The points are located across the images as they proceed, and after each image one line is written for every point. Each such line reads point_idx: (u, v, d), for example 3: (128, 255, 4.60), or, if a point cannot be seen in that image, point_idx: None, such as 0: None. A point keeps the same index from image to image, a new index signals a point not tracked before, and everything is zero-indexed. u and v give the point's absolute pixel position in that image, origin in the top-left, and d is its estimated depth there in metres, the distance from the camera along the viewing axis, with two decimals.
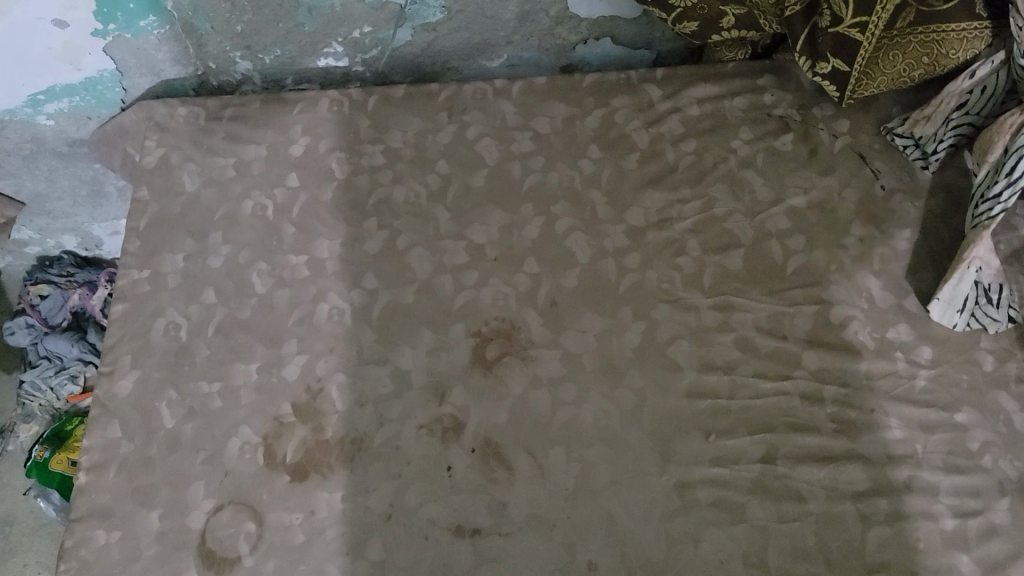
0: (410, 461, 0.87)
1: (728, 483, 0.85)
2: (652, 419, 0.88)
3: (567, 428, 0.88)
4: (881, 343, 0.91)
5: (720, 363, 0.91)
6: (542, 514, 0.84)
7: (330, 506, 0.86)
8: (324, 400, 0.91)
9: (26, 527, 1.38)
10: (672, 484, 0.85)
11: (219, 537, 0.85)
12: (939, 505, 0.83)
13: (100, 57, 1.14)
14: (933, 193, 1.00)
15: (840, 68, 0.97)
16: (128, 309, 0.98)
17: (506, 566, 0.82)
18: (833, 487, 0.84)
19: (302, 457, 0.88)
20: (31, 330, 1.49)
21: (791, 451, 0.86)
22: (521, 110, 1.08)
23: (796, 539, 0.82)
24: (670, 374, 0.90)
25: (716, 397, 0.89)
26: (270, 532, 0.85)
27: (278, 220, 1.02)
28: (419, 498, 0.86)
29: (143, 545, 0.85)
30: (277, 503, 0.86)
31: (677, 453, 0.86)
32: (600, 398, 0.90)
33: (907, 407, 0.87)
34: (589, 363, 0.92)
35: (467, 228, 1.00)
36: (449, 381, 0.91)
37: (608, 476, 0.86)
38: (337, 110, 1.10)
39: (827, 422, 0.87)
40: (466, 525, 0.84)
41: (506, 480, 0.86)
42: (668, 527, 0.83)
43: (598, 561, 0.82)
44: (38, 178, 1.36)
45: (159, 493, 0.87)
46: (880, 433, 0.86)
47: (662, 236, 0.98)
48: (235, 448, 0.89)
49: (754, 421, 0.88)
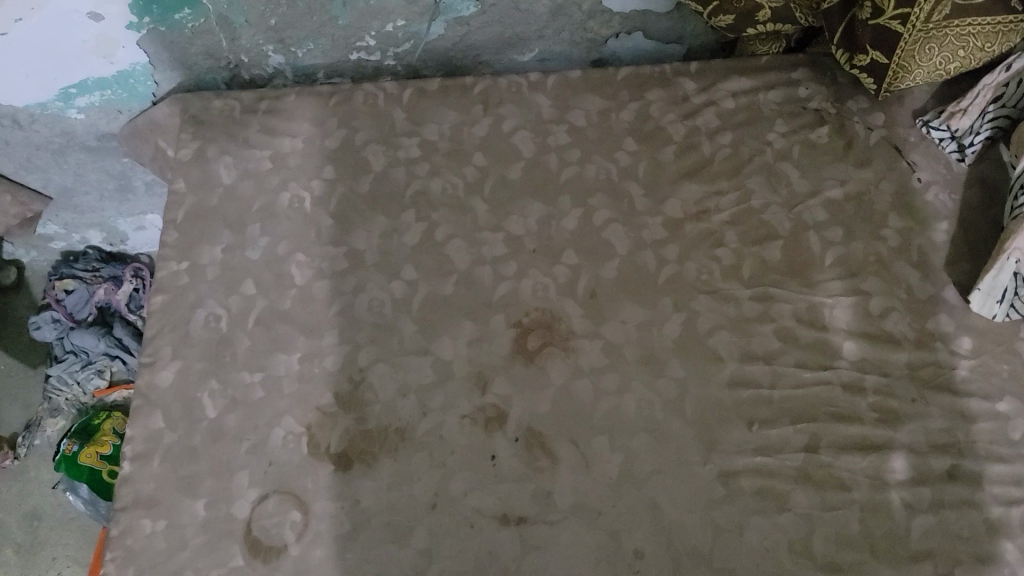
0: (454, 451, 0.88)
1: (773, 472, 0.85)
2: (695, 409, 0.89)
3: (610, 417, 0.89)
4: (921, 334, 0.91)
5: (761, 353, 0.91)
6: (587, 502, 0.85)
7: (374, 495, 0.86)
8: (366, 390, 0.91)
9: (56, 520, 1.39)
10: (716, 473, 0.85)
11: (264, 526, 0.85)
12: (983, 493, 0.83)
13: (133, 50, 1.14)
14: (969, 186, 1.01)
15: (879, 60, 0.97)
16: (167, 300, 0.98)
17: (553, 554, 0.82)
18: (876, 475, 0.84)
19: (346, 446, 0.88)
20: (57, 324, 1.49)
21: (833, 441, 0.86)
22: (556, 103, 1.09)
23: (841, 527, 0.82)
24: (711, 364, 0.91)
25: (759, 387, 0.89)
26: (315, 521, 0.85)
27: (316, 211, 1.03)
28: (464, 487, 0.86)
29: (189, 534, 0.85)
30: (323, 492, 0.86)
31: (721, 443, 0.87)
32: (642, 387, 0.90)
33: (949, 397, 0.88)
34: (630, 353, 0.92)
35: (505, 220, 1.01)
36: (491, 371, 0.92)
37: (652, 465, 0.86)
38: (372, 103, 1.10)
39: (868, 412, 0.87)
40: (512, 513, 0.84)
41: (550, 469, 0.86)
42: (713, 515, 0.83)
43: (644, 550, 0.82)
44: (66, 172, 1.36)
45: (204, 482, 0.88)
46: (922, 422, 0.86)
47: (700, 228, 0.99)
48: (278, 438, 0.89)
49: (796, 411, 0.88)
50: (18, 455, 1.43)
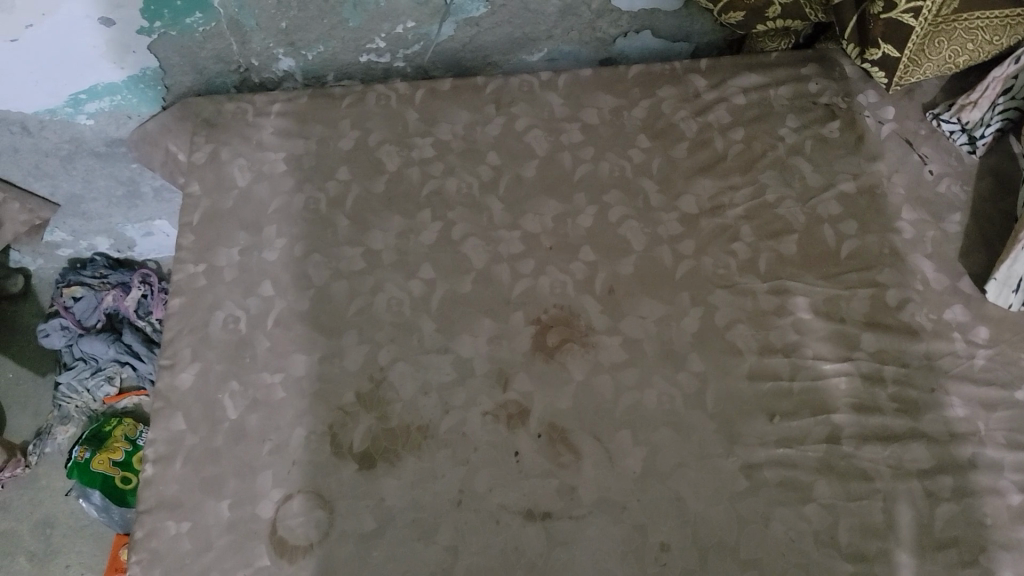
0: (477, 447, 0.88)
1: (796, 463, 0.85)
2: (715, 402, 0.89)
3: (632, 412, 0.89)
4: (938, 325, 0.92)
5: (780, 346, 0.92)
6: (612, 496, 0.85)
7: (398, 493, 0.86)
8: (387, 389, 0.92)
9: (69, 526, 1.38)
10: (739, 465, 0.86)
11: (289, 525, 0.85)
12: (1005, 481, 0.83)
13: (144, 55, 1.14)
14: (980, 177, 1.02)
15: (890, 54, 0.98)
16: (186, 303, 0.98)
17: (579, 549, 0.82)
18: (899, 465, 0.85)
19: (368, 445, 0.89)
20: (66, 332, 1.48)
21: (854, 431, 0.87)
22: (568, 102, 1.10)
23: (864, 517, 0.82)
24: (730, 358, 0.91)
25: (779, 379, 0.90)
26: (340, 520, 0.85)
27: (331, 212, 1.03)
28: (488, 484, 0.86)
29: (214, 535, 0.85)
30: (346, 492, 0.86)
31: (742, 435, 0.87)
32: (662, 382, 0.90)
33: (968, 386, 0.88)
34: (650, 348, 0.92)
35: (521, 218, 1.01)
36: (511, 368, 0.92)
37: (675, 458, 0.86)
38: (385, 104, 1.10)
39: (888, 402, 0.88)
40: (537, 509, 0.84)
41: (573, 464, 0.86)
42: (737, 507, 0.84)
43: (670, 543, 0.82)
44: (75, 179, 1.36)
45: (227, 483, 0.88)
46: (942, 411, 0.87)
47: (716, 223, 1.00)
48: (301, 438, 0.89)
49: (817, 403, 0.88)
50: (29, 462, 1.43)
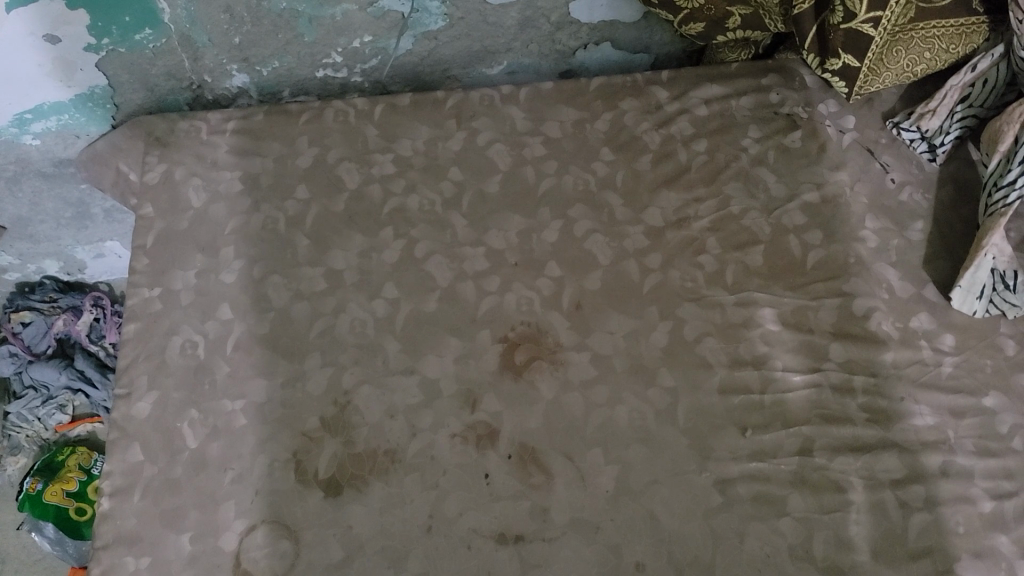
0: (446, 471, 0.86)
1: (769, 476, 0.85)
2: (686, 417, 0.88)
3: (603, 430, 0.88)
4: (905, 333, 0.92)
5: (750, 358, 0.91)
6: (585, 516, 0.83)
7: (366, 519, 0.84)
8: (352, 412, 0.89)
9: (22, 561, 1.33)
10: (712, 481, 0.85)
11: (254, 558, 0.82)
12: (975, 489, 0.84)
13: (92, 72, 1.10)
14: (941, 185, 1.02)
15: (851, 64, 0.97)
16: (141, 328, 0.95)
17: (553, 572, 0.81)
18: (871, 475, 0.84)
19: (334, 471, 0.86)
20: (14, 359, 1.43)
21: (826, 443, 0.86)
22: (530, 115, 1.08)
23: (838, 530, 0.82)
24: (699, 372, 0.90)
25: (749, 392, 0.89)
26: (307, 550, 0.82)
27: (290, 231, 1.00)
28: (458, 508, 0.84)
29: (174, 570, 0.82)
30: (312, 520, 0.84)
31: (714, 450, 0.86)
32: (633, 398, 0.89)
33: (936, 394, 0.89)
34: (619, 363, 0.91)
35: (485, 234, 1.00)
36: (479, 388, 0.90)
37: (648, 476, 0.85)
38: (343, 120, 1.08)
39: (859, 413, 0.88)
40: (509, 532, 0.83)
41: (545, 485, 0.85)
42: (712, 524, 0.83)
43: (646, 562, 0.81)
44: (21, 201, 1.31)
45: (188, 515, 0.84)
46: (912, 420, 0.87)
47: (682, 235, 0.99)
48: (264, 466, 0.87)
49: (787, 416, 0.88)
50: None
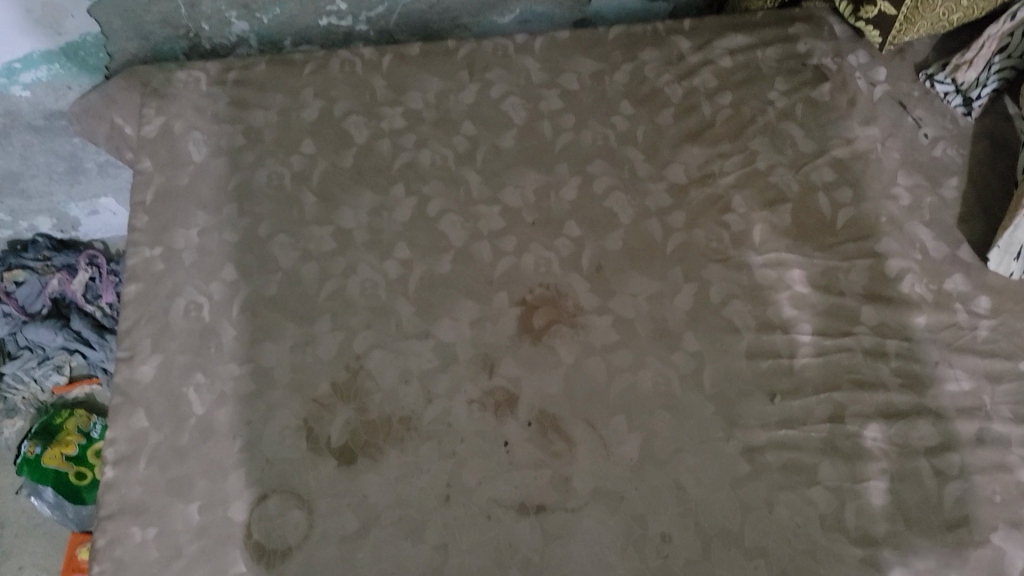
0: (464, 439, 0.83)
1: (799, 445, 0.82)
2: (711, 384, 0.85)
3: (627, 396, 0.84)
4: (939, 295, 0.89)
5: (778, 322, 0.87)
6: (609, 486, 0.80)
7: (381, 489, 0.81)
8: (365, 378, 0.86)
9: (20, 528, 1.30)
10: (740, 449, 0.82)
11: (266, 529, 0.79)
12: (1013, 456, 0.81)
13: (83, 19, 1.04)
14: (976, 140, 0.98)
15: (886, 12, 0.94)
16: (142, 289, 0.91)
17: (576, 543, 0.78)
18: (904, 443, 0.81)
19: (347, 438, 0.83)
20: (8, 320, 1.38)
21: (858, 410, 0.83)
22: (546, 66, 1.03)
23: (870, 500, 0.79)
24: (724, 336, 0.87)
25: (776, 356, 0.86)
26: (320, 520, 0.79)
27: (296, 188, 0.96)
28: (477, 477, 0.81)
29: (182, 541, 0.79)
30: (326, 490, 0.81)
31: (740, 418, 0.83)
32: (657, 363, 0.86)
33: (971, 357, 0.86)
34: (643, 327, 0.88)
35: (500, 191, 0.95)
36: (497, 353, 0.87)
37: (673, 444, 0.82)
38: (350, 71, 1.03)
39: (891, 378, 0.84)
40: (530, 502, 0.80)
41: (566, 453, 0.82)
42: (740, 494, 0.80)
43: (671, 533, 0.78)
44: (12, 155, 1.26)
45: (196, 485, 0.81)
46: (947, 385, 0.84)
47: (706, 193, 0.95)
48: (274, 433, 0.83)
49: (817, 382, 0.85)
50: None
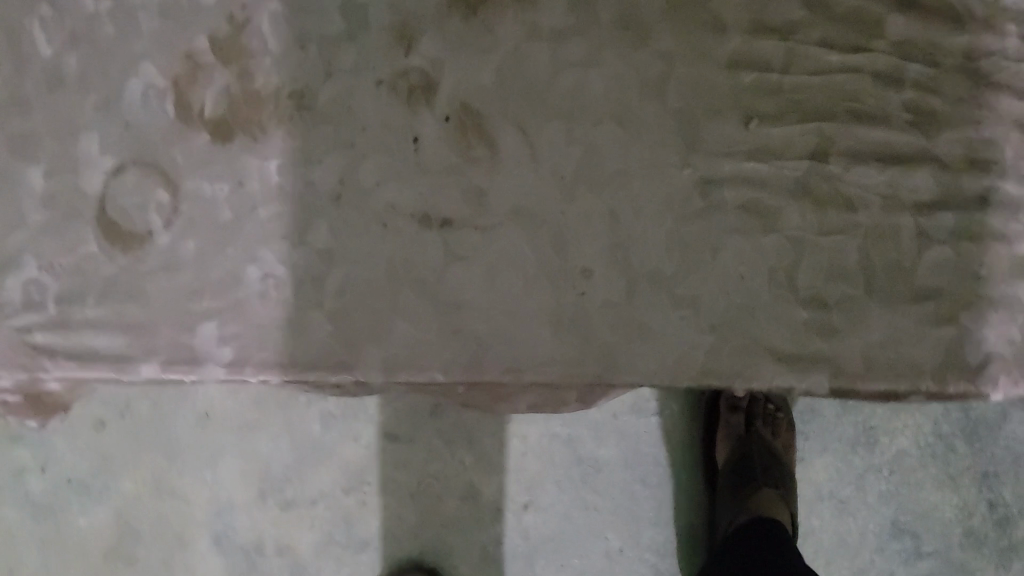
0: (365, 129, 0.68)
1: (766, 182, 0.68)
2: (677, 95, 0.68)
3: (570, 98, 0.68)
4: (998, 10, 0.68)
5: (780, 24, 0.68)
6: (529, 206, 0.67)
7: (261, 177, 0.68)
8: (251, 36, 0.68)
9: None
10: (694, 179, 0.68)
11: (126, 208, 0.67)
12: (1018, 226, 0.67)
13: None
14: None
15: None
16: None
17: (481, 267, 0.67)
18: (891, 194, 0.68)
19: (225, 111, 0.68)
20: None
21: (847, 148, 0.68)
22: None
23: (834, 257, 0.67)
24: (707, 34, 0.68)
25: (766, 69, 0.68)
26: (187, 205, 0.67)
27: None
28: (376, 177, 0.68)
29: (28, 210, 0.67)
30: (196, 169, 0.68)
31: (702, 141, 0.68)
32: (615, 61, 0.68)
33: (1011, 99, 0.68)
34: (608, 11, 0.68)
35: None
36: (420, 22, 0.68)
37: (615, 164, 0.68)
38: None
39: (899, 113, 0.68)
40: (434, 215, 0.67)
41: (485, 161, 0.68)
42: (683, 232, 0.67)
43: (592, 268, 0.67)
44: None
45: (42, 145, 0.68)
46: (967, 130, 0.68)
47: None
48: (137, 93, 0.68)
49: (807, 108, 0.68)
50: None
